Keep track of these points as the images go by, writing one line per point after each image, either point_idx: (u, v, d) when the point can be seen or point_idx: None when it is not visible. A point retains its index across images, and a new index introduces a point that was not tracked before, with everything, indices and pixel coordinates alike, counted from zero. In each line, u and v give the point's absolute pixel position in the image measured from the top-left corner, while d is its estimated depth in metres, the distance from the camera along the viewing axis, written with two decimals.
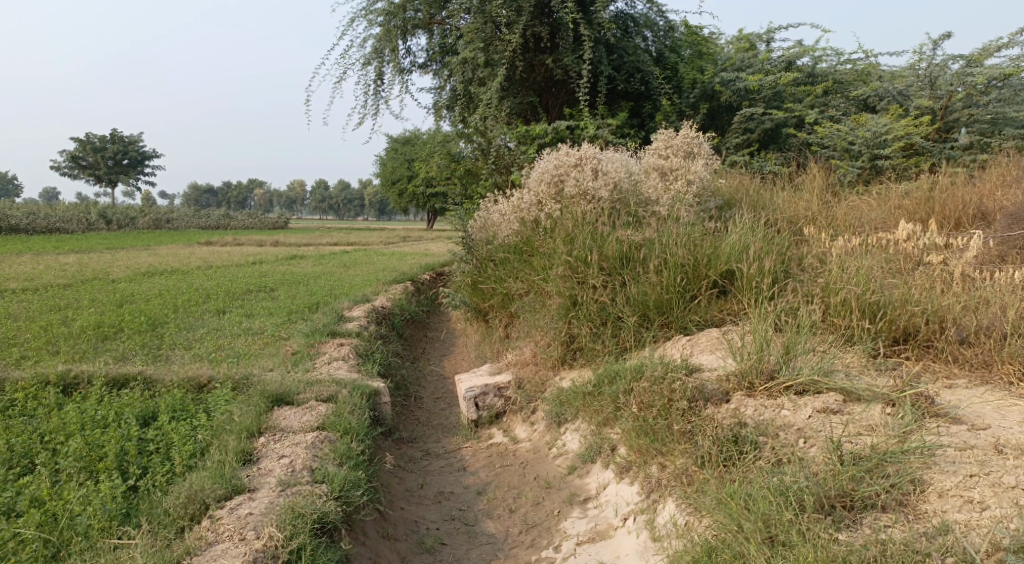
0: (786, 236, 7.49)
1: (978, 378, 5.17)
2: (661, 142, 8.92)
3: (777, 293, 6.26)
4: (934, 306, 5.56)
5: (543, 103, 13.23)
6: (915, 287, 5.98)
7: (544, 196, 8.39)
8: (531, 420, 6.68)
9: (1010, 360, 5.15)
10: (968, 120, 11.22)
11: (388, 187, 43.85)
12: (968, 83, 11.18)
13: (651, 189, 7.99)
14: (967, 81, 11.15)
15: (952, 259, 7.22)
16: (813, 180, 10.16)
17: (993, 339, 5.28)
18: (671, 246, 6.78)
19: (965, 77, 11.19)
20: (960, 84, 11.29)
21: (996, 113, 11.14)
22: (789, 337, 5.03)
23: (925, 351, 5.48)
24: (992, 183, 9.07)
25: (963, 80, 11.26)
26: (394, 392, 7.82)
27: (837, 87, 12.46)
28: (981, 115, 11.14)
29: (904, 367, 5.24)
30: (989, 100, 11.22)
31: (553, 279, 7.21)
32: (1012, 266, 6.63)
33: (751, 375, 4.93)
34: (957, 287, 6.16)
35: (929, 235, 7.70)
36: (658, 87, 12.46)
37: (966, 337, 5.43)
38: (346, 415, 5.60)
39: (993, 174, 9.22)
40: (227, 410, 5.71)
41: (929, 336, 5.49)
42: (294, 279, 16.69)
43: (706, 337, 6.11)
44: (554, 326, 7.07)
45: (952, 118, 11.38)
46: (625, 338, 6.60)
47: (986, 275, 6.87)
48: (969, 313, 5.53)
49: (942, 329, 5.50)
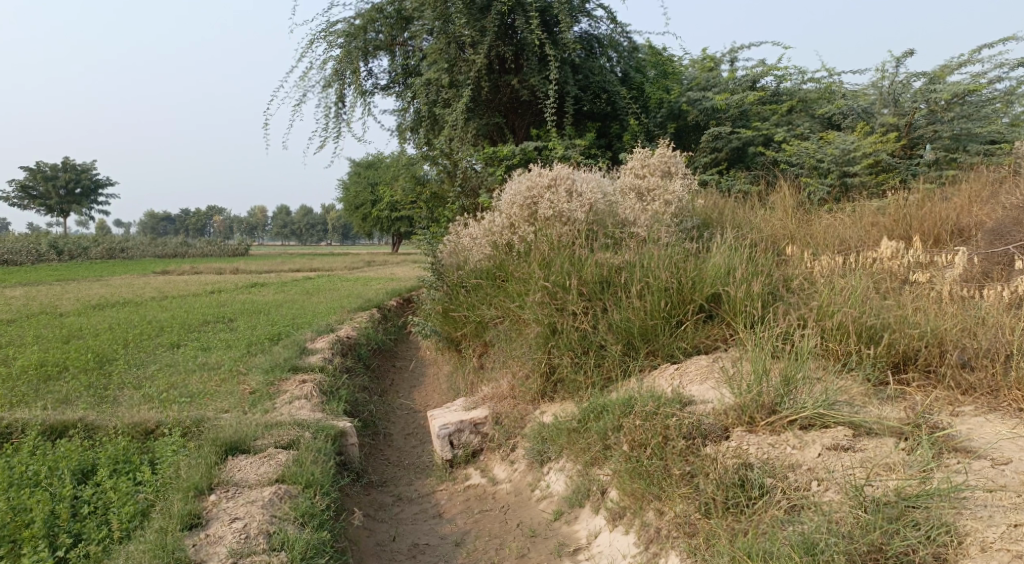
0: (768, 256, 7.18)
1: (984, 406, 4.82)
2: (635, 161, 8.62)
3: (768, 317, 5.92)
4: (932, 327, 5.22)
5: (509, 124, 12.88)
6: (910, 308, 5.66)
7: (517, 218, 8.01)
8: (511, 459, 6.26)
9: (1017, 385, 4.81)
10: (934, 136, 11.12)
11: (350, 211, 43.18)
12: (932, 99, 11.07)
13: (628, 210, 7.66)
14: (931, 97, 11.04)
15: (938, 277, 6.93)
16: (784, 199, 9.91)
17: (996, 362, 4.95)
18: (653, 269, 6.43)
19: (929, 94, 11.10)
20: (924, 101, 11.20)
21: (961, 130, 11.01)
22: (789, 366, 4.65)
23: (925, 376, 5.12)
24: (967, 198, 8.87)
25: (928, 97, 11.17)
26: (361, 431, 7.32)
27: (802, 105, 12.30)
28: (945, 131, 11.03)
29: (907, 396, 4.92)
30: (953, 116, 11.07)
31: (530, 306, 6.81)
32: (1002, 284, 6.33)
33: (751, 410, 4.56)
34: (951, 307, 5.85)
35: (913, 252, 7.41)
36: (625, 107, 12.20)
37: (968, 360, 5.08)
38: (309, 464, 5.10)
39: (967, 189, 9.03)
40: (174, 464, 5.20)
41: (929, 360, 5.14)
42: (254, 308, 16.09)
43: (695, 365, 5.76)
44: (532, 356, 6.66)
45: (917, 134, 11.27)
46: (609, 367, 6.21)
47: (975, 293, 6.58)
48: (969, 334, 5.20)
49: (942, 353, 5.16)
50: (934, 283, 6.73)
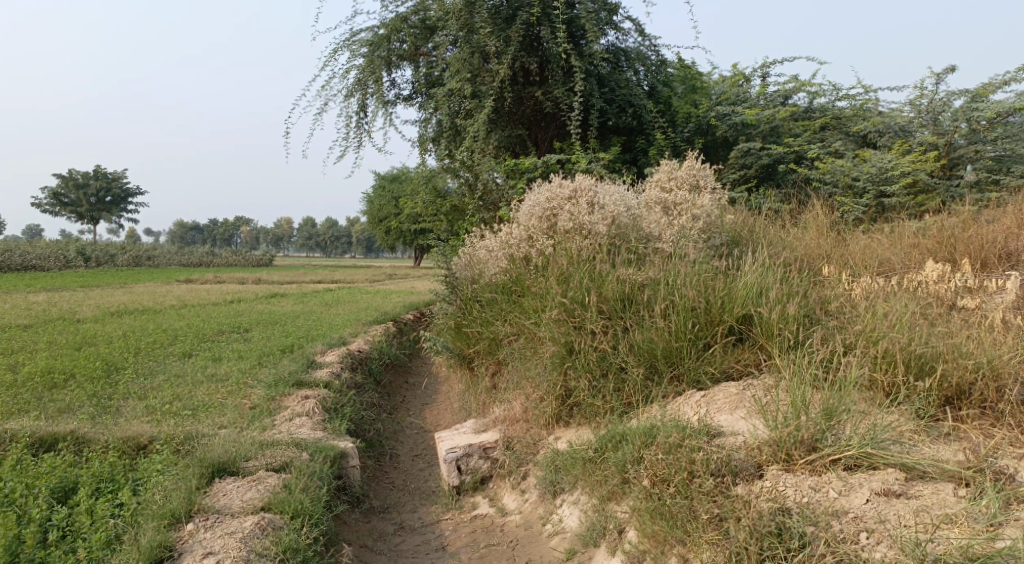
0: (802, 276, 6.70)
1: None
2: (662, 173, 8.17)
3: (804, 342, 5.46)
4: (988, 359, 4.73)
5: (532, 136, 12.45)
6: (961, 336, 5.18)
7: (535, 231, 7.59)
8: (522, 488, 5.84)
9: None
10: (976, 156, 10.59)
11: (374, 224, 43.07)
12: (974, 118, 10.55)
13: (653, 225, 7.23)
14: (973, 116, 10.51)
15: (989, 303, 6.42)
16: (817, 218, 9.42)
17: None
18: (679, 287, 5.98)
19: (970, 112, 10.58)
20: (966, 119, 10.66)
21: (1005, 150, 10.47)
22: (832, 398, 4.20)
23: (980, 413, 4.63)
24: (1015, 219, 8.33)
25: (969, 115, 10.65)
26: (365, 452, 6.91)
27: (835, 122, 11.76)
28: (988, 151, 10.50)
29: (960, 437, 4.43)
30: (997, 135, 10.54)
31: (545, 323, 6.38)
32: None
33: (788, 445, 4.09)
34: (1004, 336, 5.36)
35: (960, 276, 6.90)
36: (651, 121, 11.73)
37: None
38: (299, 492, 4.71)
39: (1016, 211, 8.49)
40: (157, 486, 4.82)
41: (986, 396, 4.65)
42: (271, 319, 15.77)
43: (724, 394, 5.32)
44: (547, 377, 6.22)
45: (957, 154, 10.73)
46: (629, 392, 5.78)
47: None
48: None
49: (1000, 388, 4.68)
50: (984, 310, 6.22)
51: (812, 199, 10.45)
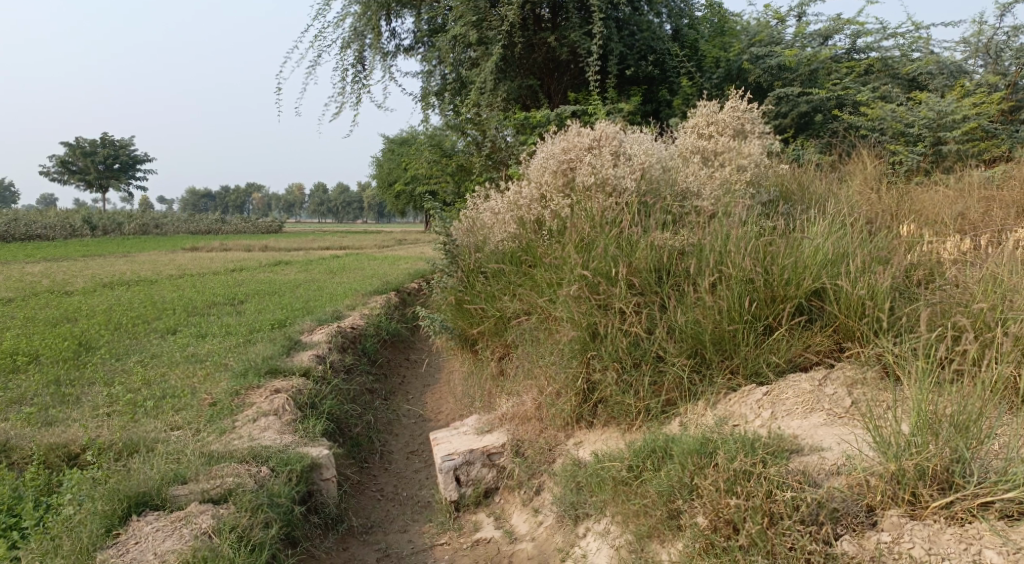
0: (879, 235, 5.47)
1: None
2: (699, 117, 6.88)
3: (897, 325, 4.42)
4: None
5: (544, 88, 10.98)
6: None
7: (547, 188, 6.27)
8: (535, 506, 4.73)
9: None
10: None
11: (384, 188, 41.88)
12: None
13: (689, 179, 5.97)
14: None
15: None
16: (864, 168, 8.07)
17: None
18: (732, 254, 4.84)
19: None
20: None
21: None
22: (968, 415, 3.21)
23: None
24: None
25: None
26: (347, 457, 5.75)
27: (881, 64, 10.10)
28: None
29: None
30: None
31: (562, 301, 5.16)
32: None
33: (915, 482, 3.14)
34: None
35: None
36: (676, 67, 10.36)
37: None
38: (226, 548, 3.76)
39: None
40: (56, 544, 3.80)
41: None
42: (268, 289, 14.55)
43: (794, 392, 4.32)
44: (565, 367, 5.03)
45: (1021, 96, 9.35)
46: (667, 387, 4.67)
47: None
48: None
49: None
50: None
51: (855, 150, 8.90)
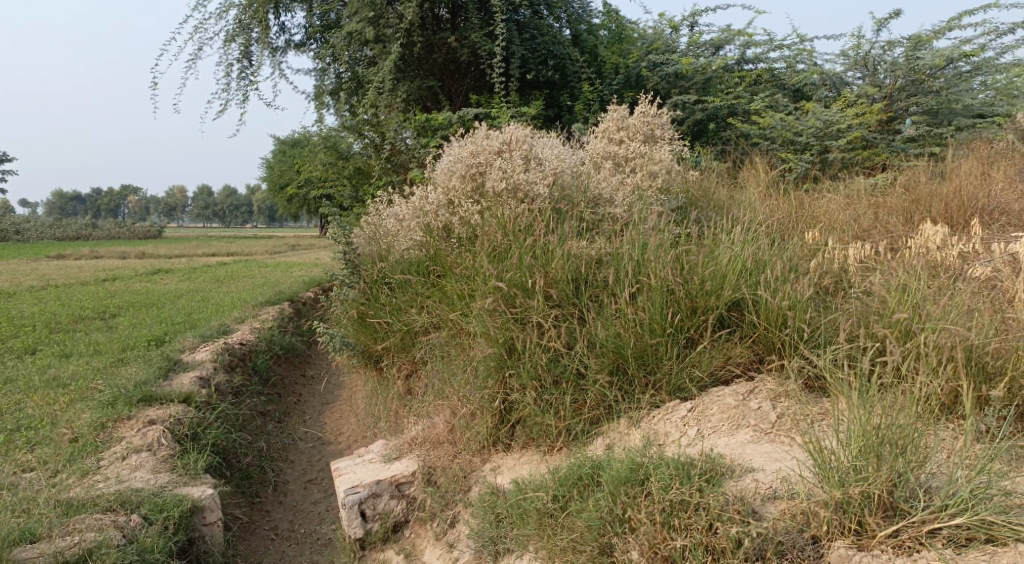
0: (792, 242, 5.38)
1: None
2: (609, 122, 6.68)
3: (820, 335, 4.30)
4: None
5: (446, 90, 10.55)
6: (1010, 321, 4.23)
7: (455, 194, 5.91)
8: (449, 540, 4.38)
9: None
10: (915, 110, 9.02)
11: (275, 191, 40.46)
12: (918, 69, 8.87)
13: (601, 185, 5.76)
14: (917, 67, 8.85)
15: (1003, 274, 5.02)
16: (757, 174, 8.04)
17: None
18: (651, 263, 4.64)
19: (914, 63, 8.88)
20: (907, 74, 8.97)
21: (943, 101, 8.93)
22: (909, 435, 3.12)
23: None
24: (982, 164, 7.26)
25: (911, 66, 8.90)
26: (233, 496, 5.24)
27: (768, 74, 10.20)
28: (928, 102, 8.89)
29: None
30: (941, 85, 8.99)
31: (475, 314, 4.82)
32: None
33: (860, 510, 3.04)
34: None
35: (961, 241, 5.54)
36: (577, 72, 10.06)
37: None
38: None
39: (968, 164, 7.10)
40: None
41: None
42: (144, 301, 13.50)
43: (719, 407, 4.13)
44: (479, 387, 4.70)
45: (896, 108, 9.06)
46: (589, 405, 4.42)
47: None
48: None
49: None
50: (1000, 281, 4.99)
51: (749, 158, 8.86)
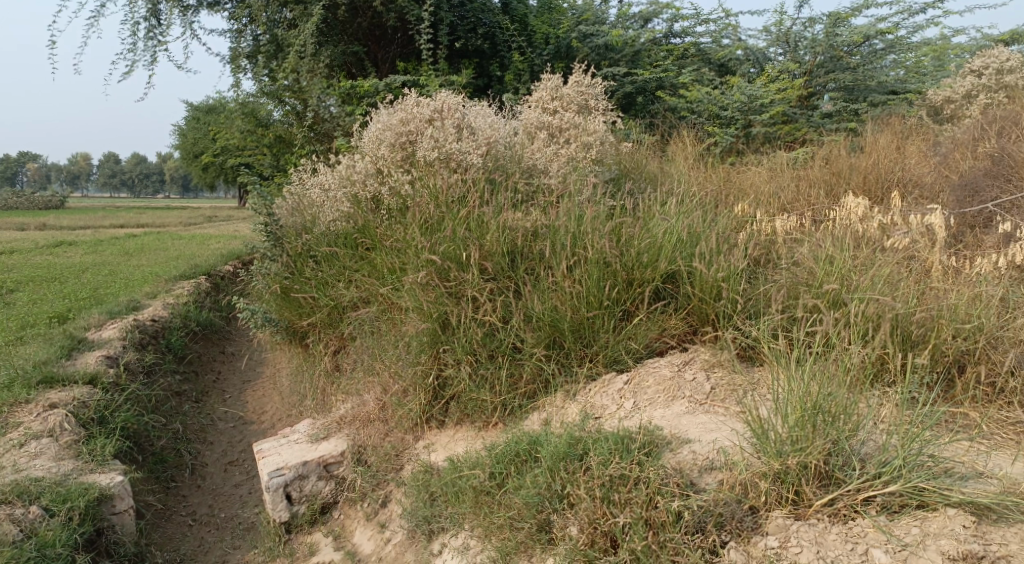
0: (723, 214, 5.40)
1: None
2: (544, 91, 6.55)
3: (754, 306, 4.33)
4: (983, 323, 4.01)
5: (371, 55, 10.11)
6: (932, 290, 4.35)
7: (385, 163, 5.71)
8: (381, 520, 4.30)
9: None
10: (833, 86, 9.14)
11: (191, 161, 39.00)
12: (836, 46, 9.04)
13: (536, 155, 5.67)
14: (835, 44, 9.03)
15: (921, 245, 5.13)
16: (685, 147, 8.07)
17: None
18: (588, 235, 4.58)
19: (833, 41, 9.03)
20: (828, 51, 9.08)
21: (859, 78, 9.07)
22: (844, 405, 3.16)
23: (979, 391, 3.89)
24: (898, 137, 7.38)
25: (830, 42, 9.04)
26: (144, 484, 5.04)
27: (695, 49, 10.06)
28: (845, 77, 9.02)
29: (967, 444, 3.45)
30: (858, 62, 9.14)
31: (407, 288, 4.69)
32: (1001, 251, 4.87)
33: (797, 480, 3.07)
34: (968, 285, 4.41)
35: (879, 212, 5.55)
36: (507, 41, 9.84)
37: None
38: None
39: (882, 138, 7.22)
40: None
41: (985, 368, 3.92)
42: (47, 275, 12.79)
43: (655, 378, 4.13)
44: (412, 363, 4.59)
45: (814, 83, 9.18)
46: (526, 379, 4.36)
47: (963, 264, 5.01)
48: None
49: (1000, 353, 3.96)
50: (920, 250, 5.09)
51: (676, 131, 8.81)
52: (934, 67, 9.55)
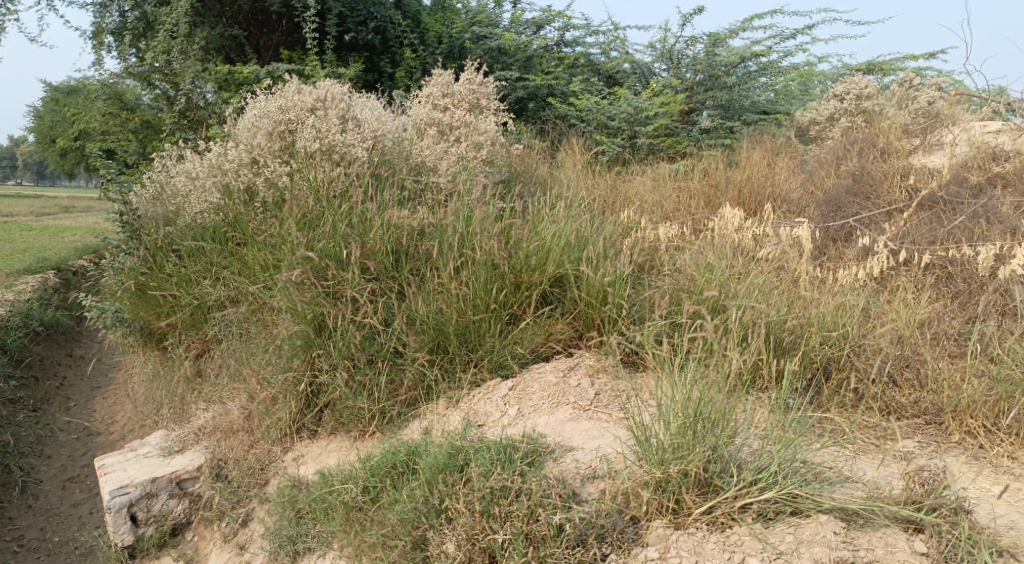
0: (609, 220, 5.42)
1: (930, 447, 3.77)
2: (435, 86, 6.37)
3: (639, 311, 4.34)
4: (846, 331, 4.20)
5: (254, 41, 9.58)
6: (803, 298, 4.49)
7: (261, 152, 5.42)
8: (241, 541, 4.06)
9: (968, 411, 3.89)
10: (711, 103, 9.35)
11: (50, 147, 36.39)
12: (715, 64, 9.28)
13: (425, 152, 5.54)
14: (715, 62, 9.26)
15: (791, 256, 5.31)
16: (573, 154, 8.11)
17: (929, 388, 4.04)
18: (475, 237, 4.50)
19: (712, 59, 9.29)
20: (706, 69, 9.32)
21: (733, 97, 9.37)
22: (724, 410, 3.19)
23: (843, 397, 4.06)
24: (771, 156, 7.65)
25: (710, 61, 9.28)
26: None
27: (585, 60, 10.03)
28: (721, 96, 9.24)
29: (837, 450, 3.56)
30: (735, 80, 9.40)
31: (281, 287, 4.45)
32: (866, 260, 5.10)
33: (678, 489, 3.07)
34: (832, 294, 4.63)
35: (753, 224, 5.67)
36: (398, 37, 9.60)
37: (891, 374, 4.14)
38: None
39: (756, 155, 7.48)
40: None
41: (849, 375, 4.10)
42: None
43: (540, 384, 4.07)
44: (283, 369, 4.35)
45: (695, 99, 9.35)
46: (407, 386, 4.21)
47: (827, 273, 5.24)
48: (896, 344, 4.24)
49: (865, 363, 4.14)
50: (793, 260, 5.27)
51: (565, 138, 8.85)
52: (800, 92, 9.99)
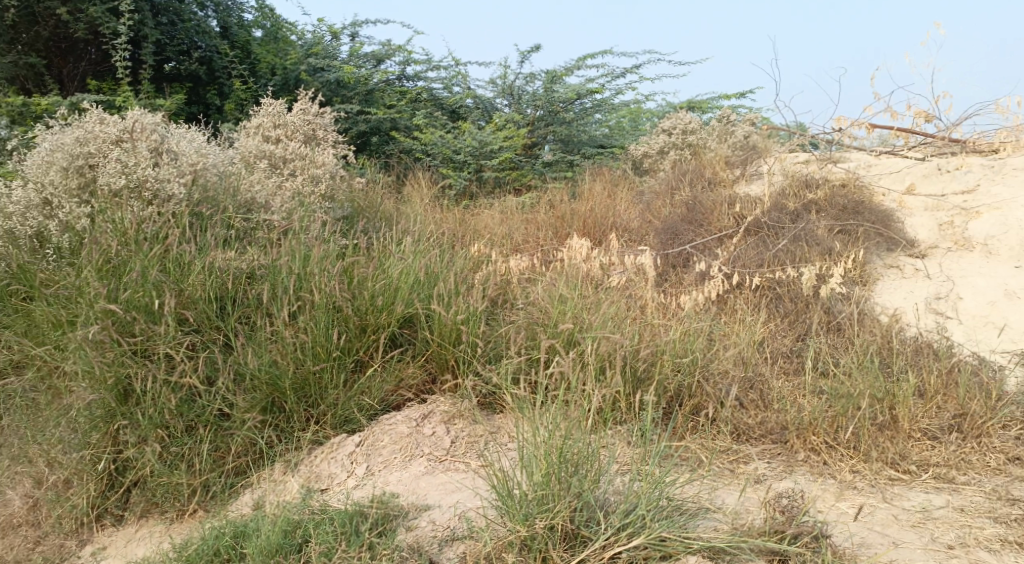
0: (455, 253, 5.21)
1: (782, 467, 3.75)
2: (265, 117, 5.95)
3: (492, 351, 4.16)
4: (694, 357, 4.17)
5: (54, 71, 8.43)
6: (651, 324, 4.43)
7: (56, 191, 4.79)
8: None
9: (813, 429, 3.92)
10: (552, 136, 9.42)
11: None
12: (553, 99, 9.38)
13: (256, 188, 5.15)
14: (553, 97, 9.37)
15: (638, 284, 5.31)
16: (419, 189, 7.87)
17: (776, 409, 4.07)
18: (312, 279, 4.15)
19: (551, 94, 9.38)
20: (547, 104, 9.40)
21: (572, 130, 9.47)
22: (584, 451, 3.00)
23: (697, 423, 4.02)
24: (609, 186, 7.74)
25: (549, 97, 9.38)
26: None
27: (427, 94, 9.90)
28: (560, 130, 9.37)
29: (698, 482, 3.47)
30: (574, 115, 9.54)
31: (75, 349, 3.81)
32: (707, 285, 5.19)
33: (544, 545, 2.86)
34: (678, 319, 4.63)
35: (598, 254, 5.61)
36: (225, 68, 8.97)
37: (740, 399, 4.14)
38: None
39: (597, 187, 7.55)
40: None
41: (700, 402, 4.06)
42: None
43: (390, 436, 3.77)
44: (78, 447, 3.74)
45: (537, 133, 9.39)
46: (235, 453, 3.78)
47: (671, 299, 5.27)
48: (741, 368, 4.27)
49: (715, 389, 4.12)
50: (641, 289, 5.25)
51: (410, 172, 8.60)
52: (631, 128, 10.24)
